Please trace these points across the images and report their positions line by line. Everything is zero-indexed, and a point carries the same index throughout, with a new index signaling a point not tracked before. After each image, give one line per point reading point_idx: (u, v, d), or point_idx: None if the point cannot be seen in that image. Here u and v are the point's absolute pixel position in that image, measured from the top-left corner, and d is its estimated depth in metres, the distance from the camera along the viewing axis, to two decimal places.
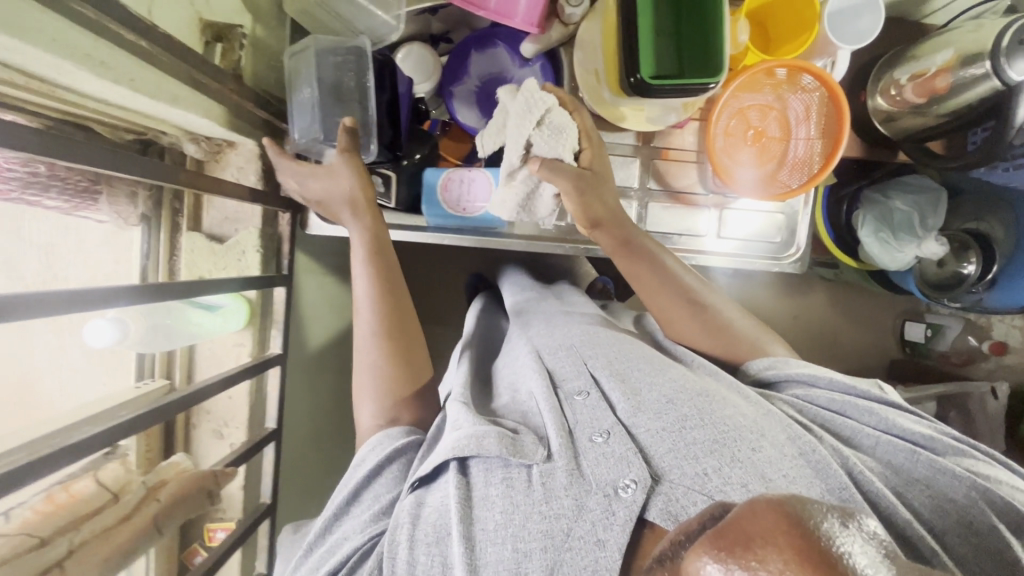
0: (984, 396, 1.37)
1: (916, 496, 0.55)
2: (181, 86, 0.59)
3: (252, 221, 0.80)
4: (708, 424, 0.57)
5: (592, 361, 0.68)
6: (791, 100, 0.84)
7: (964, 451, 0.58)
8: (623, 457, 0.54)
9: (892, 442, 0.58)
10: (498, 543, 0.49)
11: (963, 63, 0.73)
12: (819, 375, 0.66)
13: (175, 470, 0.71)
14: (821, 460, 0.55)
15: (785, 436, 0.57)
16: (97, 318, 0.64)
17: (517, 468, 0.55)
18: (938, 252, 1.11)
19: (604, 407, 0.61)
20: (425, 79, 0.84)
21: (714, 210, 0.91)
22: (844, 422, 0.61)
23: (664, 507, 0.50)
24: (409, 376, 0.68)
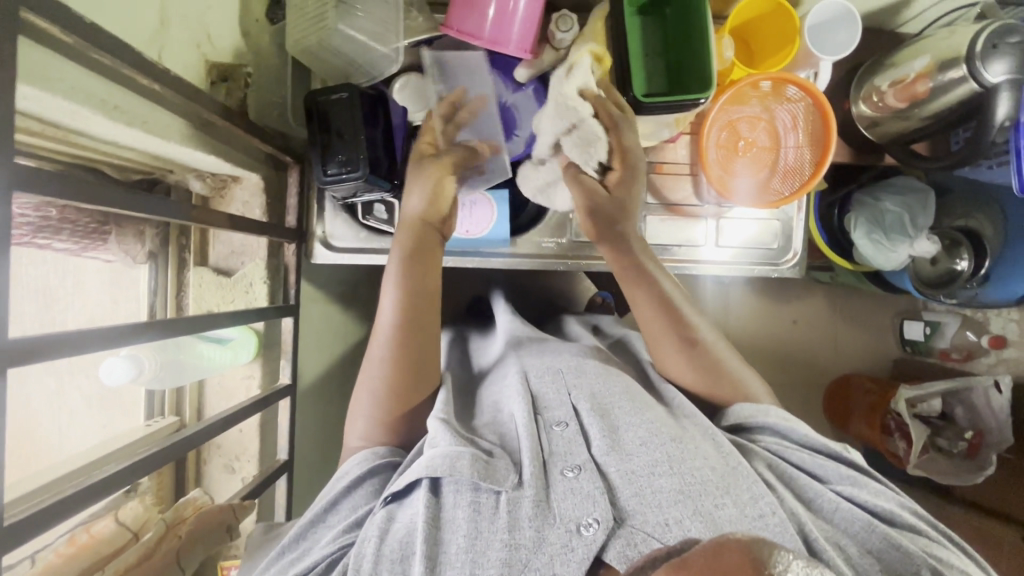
0: (987, 389, 1.36)
1: (868, 570, 0.56)
2: (189, 125, 0.60)
3: (259, 253, 0.81)
4: (676, 472, 0.60)
5: (576, 391, 0.72)
6: (778, 111, 0.87)
7: (920, 530, 0.61)
8: (589, 494, 0.58)
9: (850, 510, 0.61)
10: (456, 567, 0.53)
11: (939, 69, 0.75)
12: (795, 429, 0.70)
13: (191, 507, 0.70)
14: (781, 524, 0.56)
15: (749, 494, 0.59)
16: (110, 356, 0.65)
17: (485, 493, 0.59)
18: (931, 250, 1.14)
19: (580, 441, 0.65)
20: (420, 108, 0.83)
21: (712, 220, 0.93)
22: (807, 483, 0.65)
23: (621, 549, 0.53)
24: (403, 398, 0.73)
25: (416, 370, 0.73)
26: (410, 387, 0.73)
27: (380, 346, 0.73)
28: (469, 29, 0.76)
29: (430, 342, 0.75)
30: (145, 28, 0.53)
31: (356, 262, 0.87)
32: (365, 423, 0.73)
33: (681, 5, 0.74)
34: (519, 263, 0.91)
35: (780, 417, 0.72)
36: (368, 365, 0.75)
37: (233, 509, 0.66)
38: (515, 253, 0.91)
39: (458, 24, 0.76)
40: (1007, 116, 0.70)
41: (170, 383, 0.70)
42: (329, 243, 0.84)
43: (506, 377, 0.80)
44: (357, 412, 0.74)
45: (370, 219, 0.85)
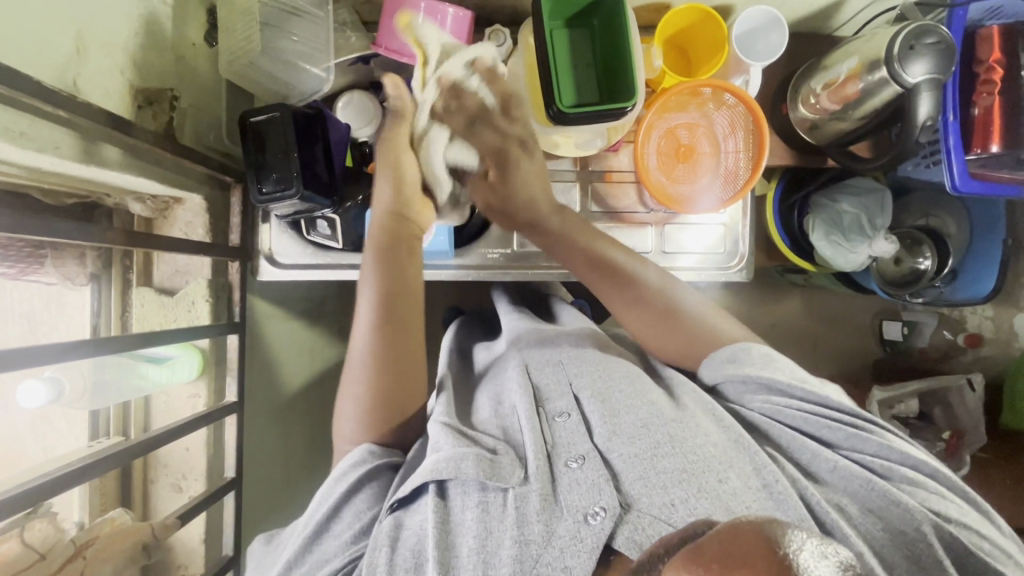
0: (961, 389, 1.37)
1: (870, 528, 0.58)
2: (110, 148, 0.63)
3: (201, 272, 0.82)
4: (679, 452, 0.62)
5: (576, 380, 0.74)
6: (715, 116, 0.87)
7: (920, 483, 0.61)
8: (595, 484, 0.59)
9: (849, 469, 0.62)
10: (470, 568, 0.55)
11: (867, 70, 0.76)
12: (776, 378, 0.68)
13: (110, 524, 0.68)
14: (783, 492, 0.59)
15: (750, 468, 0.62)
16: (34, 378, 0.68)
17: (493, 492, 0.61)
18: (888, 250, 1.15)
19: (583, 432, 0.66)
20: (366, 124, 0.87)
21: (657, 227, 0.93)
22: (804, 444, 0.64)
23: (630, 535, 0.55)
24: (393, 401, 0.74)
25: (399, 367, 0.75)
26: (396, 384, 0.74)
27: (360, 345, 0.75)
28: (397, 47, 0.79)
29: (414, 336, 0.77)
30: (58, 55, 0.55)
31: (303, 277, 0.88)
32: (351, 424, 0.73)
33: (606, 18, 0.75)
34: (466, 275, 0.92)
35: (763, 351, 0.72)
36: (348, 373, 0.76)
37: (151, 529, 0.67)
38: (461, 264, 0.92)
39: (387, 41, 0.79)
40: (928, 115, 0.71)
41: (104, 401, 0.73)
42: (275, 261, 0.87)
43: (506, 372, 0.81)
44: (341, 417, 0.75)
45: (314, 235, 0.87)
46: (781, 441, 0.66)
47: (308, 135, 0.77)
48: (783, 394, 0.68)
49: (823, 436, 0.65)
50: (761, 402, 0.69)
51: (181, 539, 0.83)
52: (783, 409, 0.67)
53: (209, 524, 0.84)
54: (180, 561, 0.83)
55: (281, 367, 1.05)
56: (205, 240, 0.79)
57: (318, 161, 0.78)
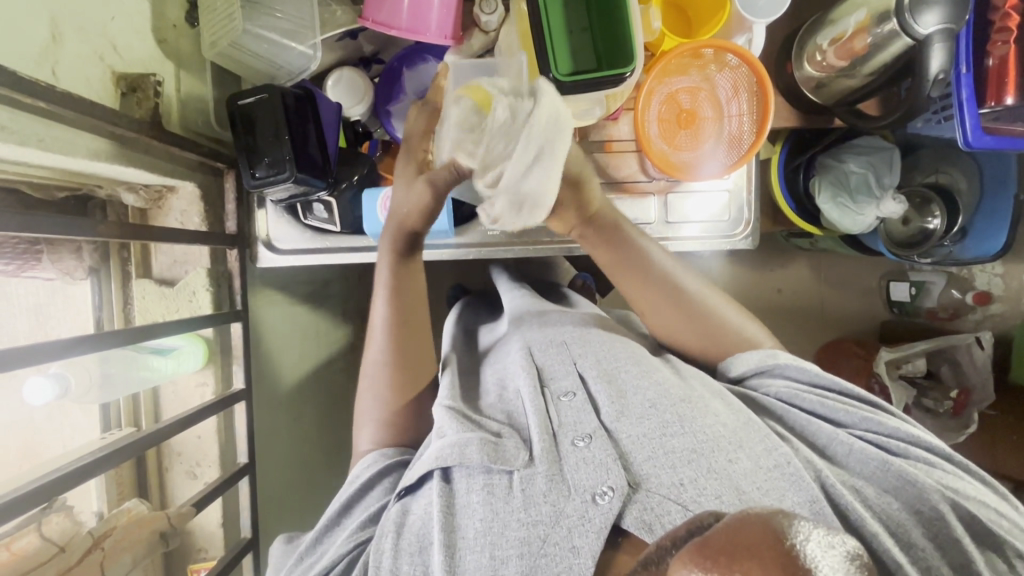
0: (969, 347, 1.36)
1: (885, 507, 0.58)
2: (97, 140, 0.61)
3: (200, 261, 0.81)
4: (688, 432, 0.62)
5: (581, 360, 0.74)
6: (717, 79, 0.84)
7: (934, 463, 0.62)
8: (603, 463, 0.59)
9: (864, 450, 0.62)
10: (477, 551, 0.55)
11: (876, 22, 0.73)
12: (801, 368, 0.71)
13: (126, 515, 0.69)
14: (796, 473, 0.58)
15: (761, 448, 0.61)
16: (36, 375, 0.67)
17: (498, 474, 0.61)
18: (898, 211, 1.13)
19: (589, 410, 0.66)
20: (357, 102, 0.86)
21: (659, 196, 0.91)
22: (820, 427, 0.65)
23: (639, 515, 0.55)
24: (406, 389, 0.77)
25: (412, 366, 0.78)
26: (405, 381, 0.77)
27: (377, 350, 0.78)
28: (383, 19, 0.76)
29: (422, 336, 0.80)
30: (33, 44, 0.53)
31: (303, 262, 0.88)
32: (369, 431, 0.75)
33: None
34: (466, 253, 0.91)
35: (790, 359, 0.73)
36: (365, 379, 0.79)
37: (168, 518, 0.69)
38: (460, 242, 0.91)
39: (372, 14, 0.75)
40: (941, 68, 0.68)
41: (116, 395, 0.73)
42: (272, 246, 0.86)
43: (510, 354, 0.80)
44: (361, 422, 0.77)
45: (311, 219, 0.86)
46: (795, 424, 0.67)
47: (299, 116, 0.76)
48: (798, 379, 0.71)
49: (837, 418, 0.66)
50: (779, 386, 0.70)
51: (200, 523, 0.85)
52: (799, 395, 0.69)
53: (226, 508, 0.85)
54: (200, 545, 0.85)
55: (287, 352, 1.06)
56: (202, 228, 0.79)
57: (310, 141, 0.76)
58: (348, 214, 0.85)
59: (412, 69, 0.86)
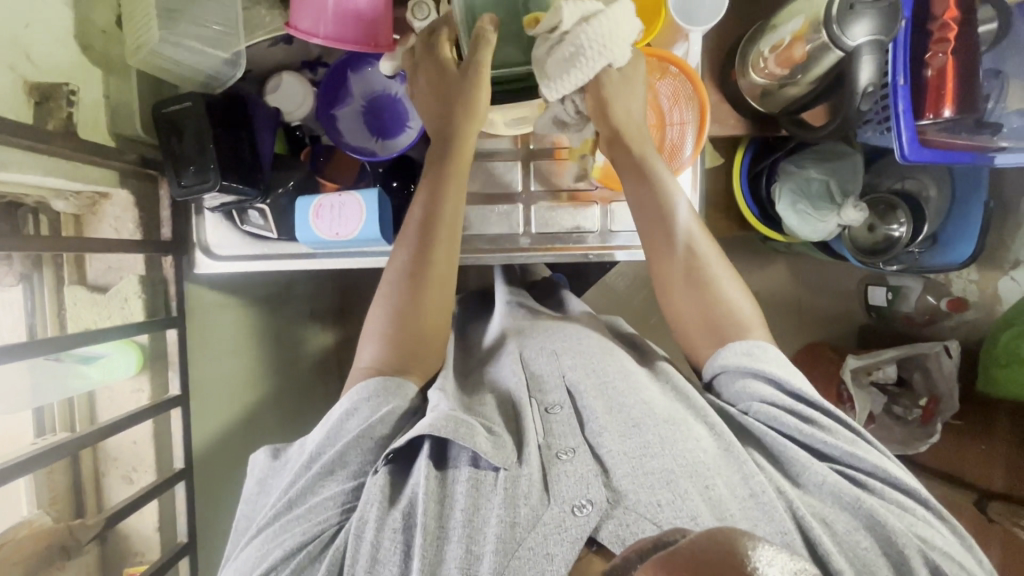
0: (938, 356, 1.33)
1: (850, 548, 0.58)
2: (5, 152, 0.61)
3: (134, 268, 0.81)
4: (670, 453, 0.62)
5: (570, 371, 0.73)
6: (658, 86, 0.82)
7: (907, 508, 0.61)
8: (583, 477, 0.60)
9: (837, 486, 0.61)
10: (456, 542, 0.56)
11: (812, 30, 0.71)
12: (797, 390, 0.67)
13: (26, 528, 0.73)
14: (770, 504, 0.59)
15: (738, 478, 0.62)
16: None
17: (484, 471, 0.62)
18: (858, 219, 1.10)
19: (573, 424, 0.67)
20: (298, 106, 0.85)
21: (601, 205, 0.89)
22: (796, 455, 0.64)
23: (615, 530, 0.56)
24: (403, 358, 0.71)
25: (414, 335, 0.72)
26: (406, 331, 0.72)
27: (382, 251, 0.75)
28: (307, 27, 0.75)
29: (438, 285, 0.75)
30: None
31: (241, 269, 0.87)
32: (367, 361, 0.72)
33: None
34: None
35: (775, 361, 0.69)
36: (378, 295, 0.76)
37: (71, 531, 0.71)
38: None
39: (297, 21, 0.75)
40: (870, 80, 0.66)
41: (47, 400, 0.73)
42: (209, 253, 0.86)
43: (502, 359, 0.81)
44: (365, 339, 0.74)
45: (248, 225, 0.85)
46: (771, 447, 0.65)
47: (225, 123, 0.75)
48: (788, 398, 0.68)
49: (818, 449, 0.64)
50: (760, 405, 0.67)
51: (137, 528, 0.85)
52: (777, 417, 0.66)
53: (163, 515, 0.85)
54: (137, 549, 0.85)
55: None
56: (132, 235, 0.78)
57: (243, 148, 0.77)
58: (284, 222, 0.85)
59: (357, 72, 0.86)
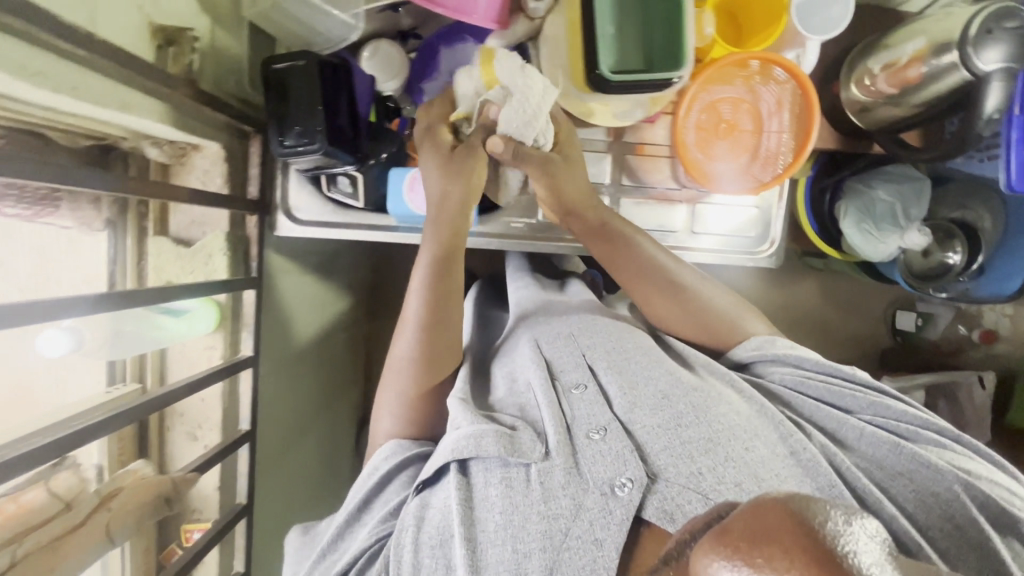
0: (971, 385, 1.36)
1: (901, 491, 0.60)
2: (131, 93, 0.59)
3: (219, 224, 0.80)
4: (702, 422, 0.62)
5: (591, 351, 0.74)
6: (762, 92, 0.82)
7: (944, 444, 0.63)
8: (619, 454, 0.59)
9: (875, 434, 0.63)
10: (499, 544, 0.54)
11: (934, 53, 0.72)
12: (806, 357, 0.72)
13: (131, 477, 0.68)
14: (811, 459, 0.60)
15: (776, 437, 0.63)
16: (51, 329, 0.65)
17: (516, 467, 0.60)
18: (921, 243, 1.11)
19: (601, 402, 0.66)
20: (391, 77, 0.83)
21: (687, 205, 0.90)
22: (830, 414, 0.67)
23: (660, 505, 0.55)
24: (433, 379, 0.74)
25: (438, 359, 0.75)
26: (429, 369, 0.74)
27: (406, 343, 0.75)
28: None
29: (453, 320, 0.76)
30: None
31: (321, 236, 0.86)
32: (391, 419, 0.73)
33: None
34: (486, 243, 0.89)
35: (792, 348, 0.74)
36: (389, 372, 0.75)
37: (173, 482, 0.67)
38: (483, 231, 0.88)
39: None
40: (996, 107, 0.68)
41: (122, 354, 0.70)
42: (293, 216, 0.85)
43: (518, 347, 0.80)
44: (381, 410, 0.75)
45: (335, 192, 0.85)
46: (805, 411, 0.68)
47: (336, 86, 0.74)
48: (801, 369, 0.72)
49: (845, 403, 0.68)
50: (784, 373, 0.72)
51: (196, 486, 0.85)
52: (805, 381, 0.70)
53: (224, 474, 0.85)
54: (195, 507, 0.85)
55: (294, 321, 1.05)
56: (223, 190, 0.77)
57: (344, 113, 0.76)
58: (374, 192, 0.85)
59: (450, 47, 0.83)
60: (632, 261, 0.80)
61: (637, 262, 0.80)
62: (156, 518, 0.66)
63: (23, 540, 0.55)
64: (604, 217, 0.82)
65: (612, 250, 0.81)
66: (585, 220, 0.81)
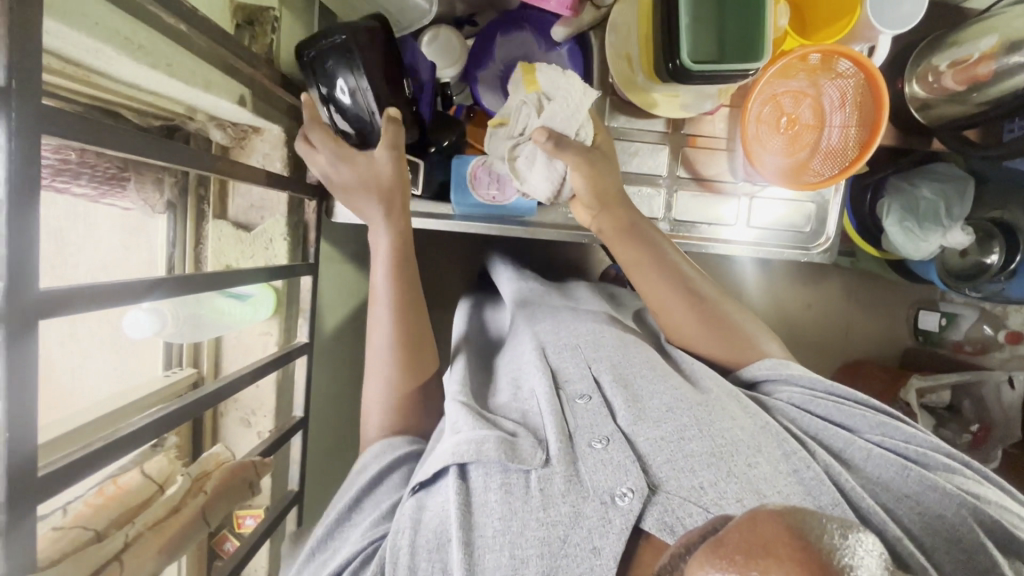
0: (999, 384, 1.37)
1: (905, 512, 0.57)
2: (213, 71, 0.58)
3: (278, 209, 0.78)
4: (706, 434, 0.60)
5: (595, 363, 0.71)
6: (825, 86, 0.82)
7: (953, 469, 0.61)
8: (621, 465, 0.58)
9: (883, 456, 0.61)
10: (496, 550, 0.53)
11: (1009, 49, 0.73)
12: (814, 377, 0.70)
13: (214, 462, 0.68)
14: (815, 478, 0.57)
15: (779, 452, 0.60)
16: (133, 310, 0.64)
17: (515, 473, 0.58)
18: (962, 243, 1.10)
19: (605, 414, 0.64)
20: (452, 64, 0.81)
21: (744, 199, 0.90)
22: (836, 430, 0.64)
23: (660, 516, 0.54)
24: (414, 369, 0.72)
25: (417, 350, 0.72)
26: (414, 370, 0.72)
27: (383, 336, 0.71)
28: None
29: (422, 312, 0.75)
30: None
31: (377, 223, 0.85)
32: (379, 415, 0.71)
33: None
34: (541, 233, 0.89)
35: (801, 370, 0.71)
36: (368, 367, 0.72)
37: (256, 466, 0.66)
38: (539, 222, 0.87)
39: None
40: None
41: (195, 336, 0.70)
42: None
43: (522, 349, 0.78)
44: (367, 397, 0.72)
45: None
46: (812, 429, 0.65)
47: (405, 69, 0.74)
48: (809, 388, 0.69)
49: (853, 424, 0.65)
50: (793, 393, 0.69)
51: None
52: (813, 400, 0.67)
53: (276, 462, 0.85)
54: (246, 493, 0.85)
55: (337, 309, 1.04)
56: (285, 174, 0.76)
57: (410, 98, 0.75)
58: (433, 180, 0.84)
59: (508, 35, 0.84)
60: (642, 252, 0.75)
61: (647, 251, 0.75)
62: (241, 502, 0.65)
63: (126, 526, 0.55)
64: (634, 218, 0.77)
65: (624, 244, 0.76)
66: (618, 215, 0.76)
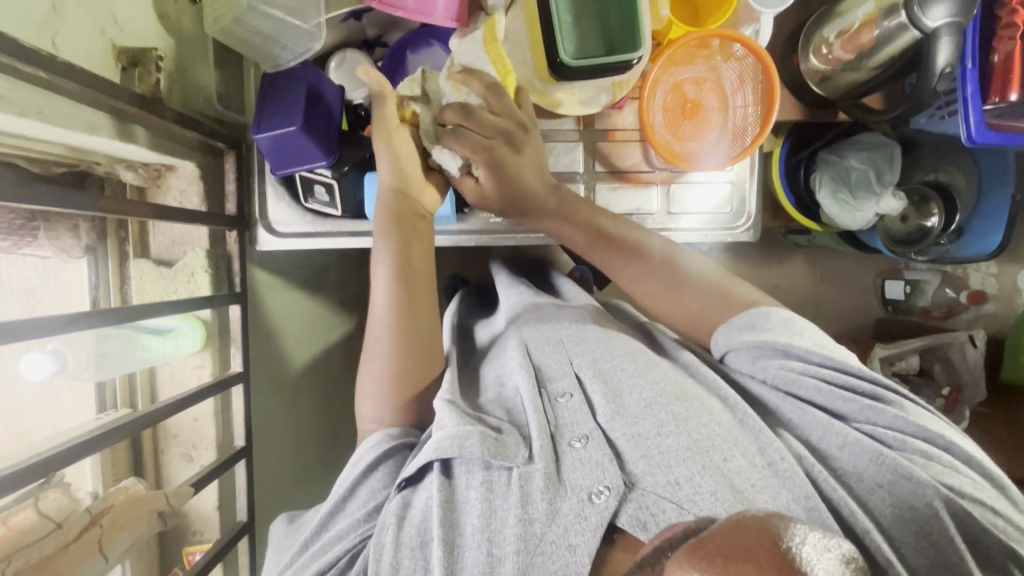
0: (962, 344, 1.36)
1: (879, 506, 0.57)
2: (97, 115, 0.60)
3: (199, 242, 0.80)
4: (683, 430, 0.60)
5: (577, 358, 0.72)
6: (723, 70, 0.84)
7: (932, 456, 0.59)
8: (599, 462, 0.58)
9: (859, 443, 0.60)
10: (475, 547, 0.54)
11: (885, 15, 0.74)
12: (803, 343, 0.65)
13: (121, 494, 0.71)
14: (787, 470, 0.58)
15: (755, 447, 0.60)
16: (35, 351, 0.68)
17: (498, 470, 0.59)
18: (896, 207, 1.14)
19: (585, 410, 0.64)
20: (359, 86, 0.84)
21: (662, 186, 0.91)
22: (816, 418, 0.62)
23: (634, 513, 0.54)
24: (415, 375, 0.73)
25: (415, 350, 0.73)
26: (416, 366, 0.73)
27: (378, 333, 0.73)
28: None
29: (425, 318, 0.75)
30: (33, 13, 0.52)
31: (303, 246, 0.87)
32: (373, 405, 0.72)
33: None
34: (468, 240, 0.90)
35: (782, 318, 0.67)
36: (367, 353, 0.74)
37: (167, 498, 0.71)
38: (462, 229, 0.89)
39: None
40: (948, 62, 0.69)
41: (109, 373, 0.72)
42: (272, 229, 0.85)
43: (507, 350, 0.78)
44: (363, 397, 0.74)
45: (312, 202, 0.84)
46: (789, 414, 0.65)
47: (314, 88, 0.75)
48: (800, 359, 0.65)
49: (838, 409, 0.63)
50: (774, 368, 0.65)
51: (195, 507, 0.86)
52: (796, 377, 0.64)
53: (223, 492, 0.85)
54: (195, 528, 0.86)
55: (285, 336, 1.04)
56: (202, 208, 0.78)
57: (330, 126, 0.77)
58: (351, 199, 0.84)
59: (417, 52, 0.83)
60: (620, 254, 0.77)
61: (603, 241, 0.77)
62: (147, 532, 0.70)
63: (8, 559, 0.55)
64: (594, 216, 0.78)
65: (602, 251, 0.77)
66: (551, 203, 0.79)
